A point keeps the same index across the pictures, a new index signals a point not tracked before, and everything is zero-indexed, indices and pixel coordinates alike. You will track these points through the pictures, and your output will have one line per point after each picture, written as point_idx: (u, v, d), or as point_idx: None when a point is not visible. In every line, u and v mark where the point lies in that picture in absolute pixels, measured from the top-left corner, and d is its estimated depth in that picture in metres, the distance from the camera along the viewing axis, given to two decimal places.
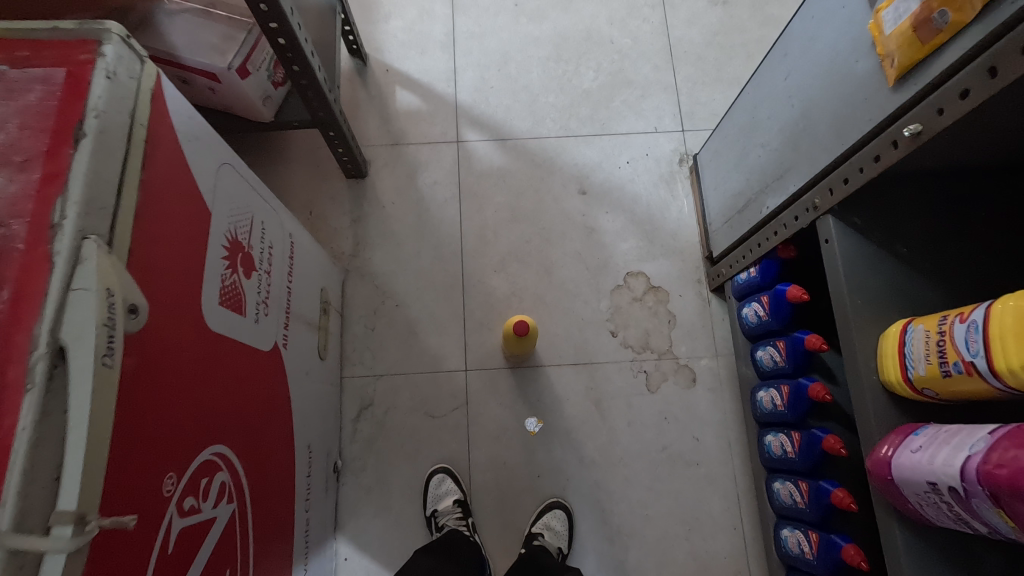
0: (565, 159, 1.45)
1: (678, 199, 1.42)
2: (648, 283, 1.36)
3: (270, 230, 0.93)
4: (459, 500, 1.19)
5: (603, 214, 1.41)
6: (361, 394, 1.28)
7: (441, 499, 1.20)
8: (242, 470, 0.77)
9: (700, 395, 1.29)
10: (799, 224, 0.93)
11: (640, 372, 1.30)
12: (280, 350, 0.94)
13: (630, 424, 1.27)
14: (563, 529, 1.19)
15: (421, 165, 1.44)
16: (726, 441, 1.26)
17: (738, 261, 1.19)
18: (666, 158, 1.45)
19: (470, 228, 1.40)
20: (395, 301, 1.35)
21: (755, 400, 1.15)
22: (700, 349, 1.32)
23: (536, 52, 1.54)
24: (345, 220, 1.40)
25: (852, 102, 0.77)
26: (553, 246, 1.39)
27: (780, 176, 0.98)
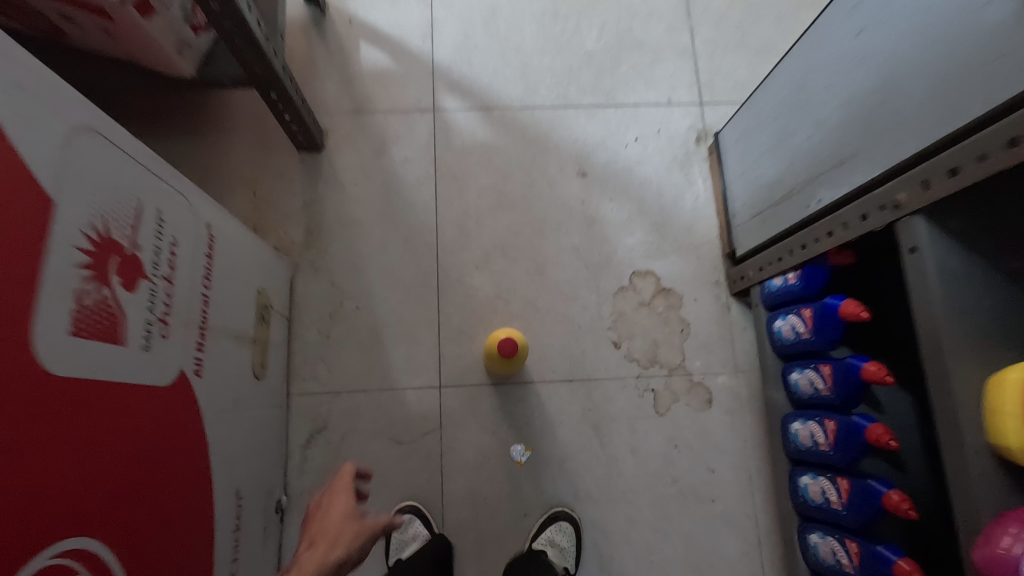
0: (563, 134, 1.22)
1: (695, 185, 1.20)
2: (658, 284, 1.15)
3: (174, 221, 0.69)
4: None
5: (606, 201, 1.19)
6: (313, 415, 1.07)
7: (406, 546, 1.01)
8: (117, 562, 0.55)
9: (717, 419, 1.09)
10: (868, 224, 0.72)
11: (647, 392, 1.10)
12: (190, 379, 0.72)
13: (634, 453, 1.07)
14: (569, 545, 1.01)
15: (390, 138, 1.20)
16: (746, 474, 1.07)
17: (771, 264, 0.98)
18: (681, 136, 1.23)
19: (447, 216, 1.17)
20: (355, 302, 1.12)
21: (786, 431, 0.96)
22: (717, 365, 1.12)
23: (530, 6, 1.29)
24: (296, 202, 1.16)
25: (982, 61, 0.56)
26: (546, 239, 1.17)
27: (842, 162, 0.77)
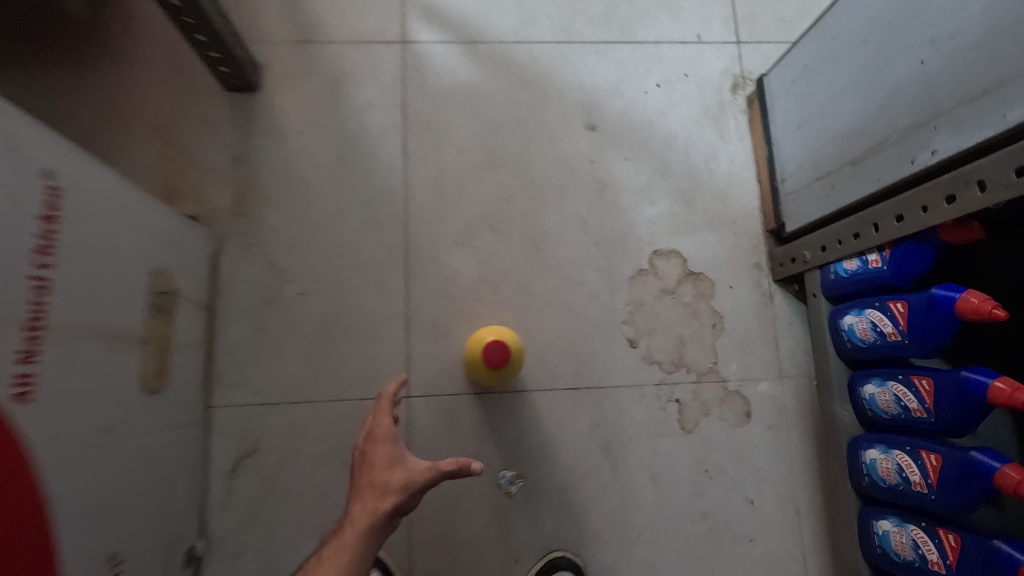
0: (566, 77, 0.97)
1: (729, 144, 0.96)
2: (684, 267, 0.92)
3: None
4: None
5: (620, 162, 0.95)
6: (242, 434, 0.82)
7: None
8: None
9: (757, 437, 0.87)
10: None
11: (670, 403, 0.87)
12: (12, 406, 0.46)
13: (654, 480, 0.85)
14: None
15: (346, 76, 0.94)
16: (794, 505, 0.86)
17: (843, 242, 0.74)
18: (713, 82, 0.98)
19: (420, 177, 0.92)
20: (298, 287, 0.87)
21: (855, 459, 0.74)
22: (757, 368, 0.89)
23: None
24: (223, 157, 0.90)
25: None
26: (545, 207, 0.92)
27: (983, 94, 0.54)
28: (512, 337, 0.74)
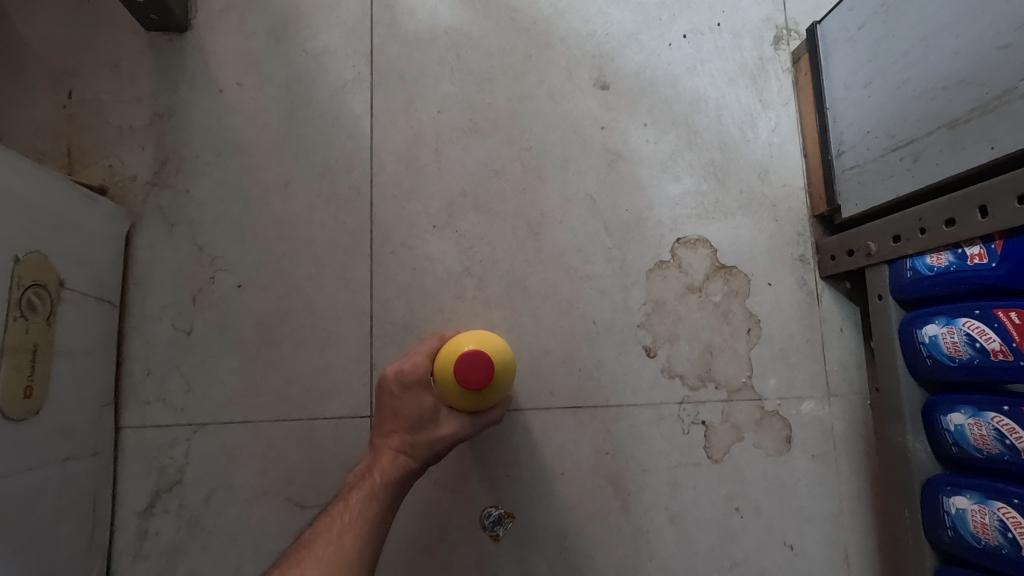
0: (572, 22, 0.79)
1: (771, 109, 0.79)
2: (713, 259, 0.75)
3: None
4: None
5: (637, 128, 0.77)
6: (159, 462, 0.65)
7: None
8: None
9: (799, 468, 0.71)
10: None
11: (694, 425, 0.71)
12: None
13: (674, 521, 0.69)
14: None
15: (300, 13, 0.75)
16: (843, 551, 0.70)
17: (927, 230, 0.58)
18: (751, 33, 0.81)
19: (390, 142, 0.74)
20: (235, 278, 0.69)
21: (933, 507, 0.59)
22: (801, 384, 0.73)
23: None
24: (142, 112, 0.71)
25: None
26: (545, 183, 0.75)
27: None
28: (494, 342, 0.56)
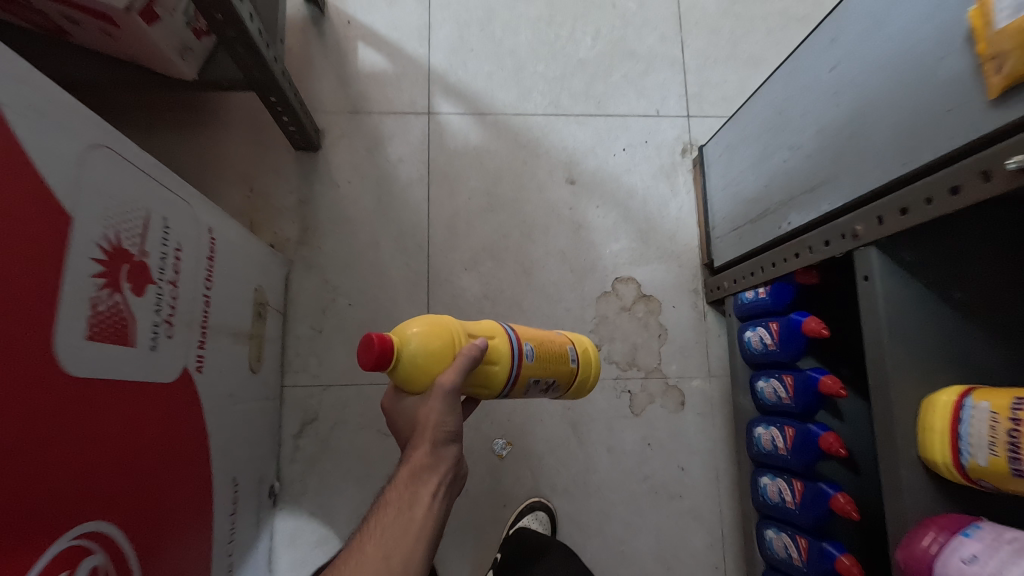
0: (553, 141, 1.26)
1: (679, 196, 1.25)
2: (639, 290, 1.20)
3: (178, 228, 0.73)
4: None
5: (592, 208, 1.23)
6: (305, 406, 1.12)
7: None
8: (129, 541, 0.61)
9: (689, 421, 1.15)
10: (937, 210, 0.59)
11: (624, 393, 1.16)
12: (193, 374, 0.77)
13: (610, 451, 1.14)
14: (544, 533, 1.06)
15: (385, 137, 1.23)
16: (714, 472, 1.14)
17: (747, 277, 1.03)
18: (668, 146, 1.27)
19: (439, 217, 1.21)
20: (347, 299, 1.16)
21: (751, 435, 1.03)
22: (692, 368, 1.18)
23: (525, 10, 1.32)
24: (292, 199, 1.19)
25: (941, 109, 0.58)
26: (533, 242, 1.21)
27: (812, 189, 0.81)
28: (419, 328, 0.67)
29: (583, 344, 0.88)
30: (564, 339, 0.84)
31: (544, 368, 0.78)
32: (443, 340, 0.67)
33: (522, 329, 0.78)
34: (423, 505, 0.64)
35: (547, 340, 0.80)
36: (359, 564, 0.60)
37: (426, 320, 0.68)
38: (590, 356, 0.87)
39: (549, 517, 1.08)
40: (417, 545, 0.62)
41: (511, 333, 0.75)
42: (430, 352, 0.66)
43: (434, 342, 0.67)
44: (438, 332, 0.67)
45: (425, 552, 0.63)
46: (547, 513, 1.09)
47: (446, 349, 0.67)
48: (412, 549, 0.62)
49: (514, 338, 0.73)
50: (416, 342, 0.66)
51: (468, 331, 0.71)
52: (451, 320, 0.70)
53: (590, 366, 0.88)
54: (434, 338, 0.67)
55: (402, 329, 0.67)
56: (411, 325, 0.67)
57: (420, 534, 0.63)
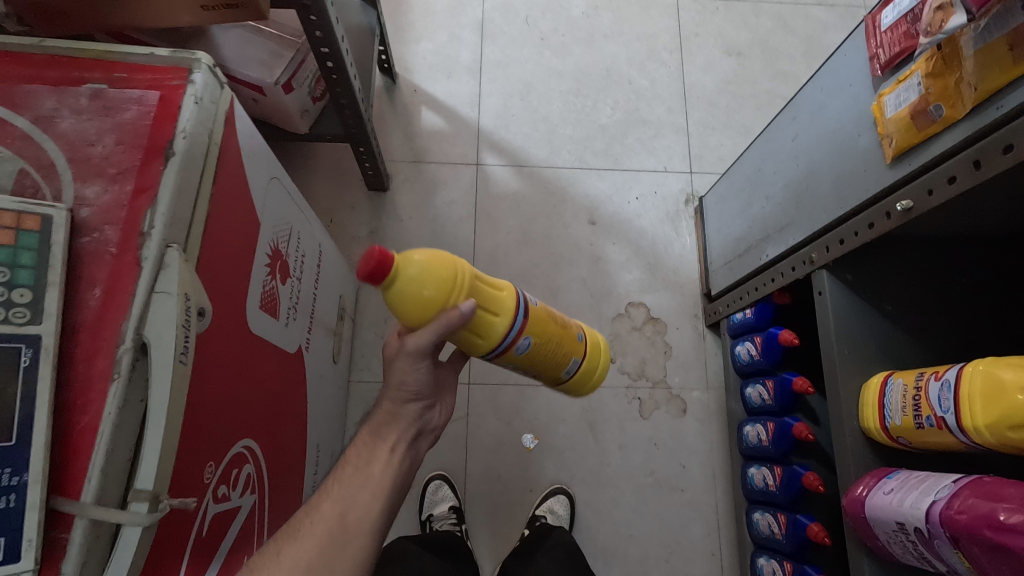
0: (577, 189, 1.53)
1: (682, 237, 1.50)
2: (648, 314, 1.43)
3: (304, 241, 0.98)
4: (453, 506, 1.25)
5: (610, 244, 1.48)
6: (366, 399, 1.34)
7: (436, 505, 1.26)
8: (264, 463, 0.83)
9: (689, 425, 1.35)
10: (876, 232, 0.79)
11: (634, 399, 1.36)
12: (303, 353, 1.00)
13: (621, 447, 1.33)
14: (565, 513, 1.25)
15: (441, 182, 1.51)
16: (711, 470, 1.33)
17: (737, 301, 1.25)
18: (673, 197, 1.54)
19: (482, 247, 1.46)
20: None
21: (741, 433, 1.23)
22: (692, 381, 1.39)
23: (557, 85, 1.62)
24: (364, 229, 1.45)
25: (863, 169, 0.82)
26: (559, 271, 1.45)
27: (781, 228, 1.05)
28: (423, 268, 0.67)
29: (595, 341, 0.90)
30: (575, 334, 0.84)
31: (538, 360, 0.80)
32: (440, 292, 0.68)
33: (536, 320, 0.77)
34: (380, 464, 0.72)
35: (549, 342, 0.78)
36: (314, 521, 0.67)
37: (438, 258, 0.68)
38: (598, 349, 0.89)
39: (568, 500, 1.27)
40: (374, 500, 0.70)
41: (518, 321, 0.74)
42: (419, 294, 0.68)
43: (431, 284, 0.68)
44: (437, 277, 0.68)
45: (382, 506, 0.70)
46: (566, 496, 1.28)
47: (437, 298, 0.68)
48: (368, 504, 0.69)
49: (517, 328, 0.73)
50: (415, 275, 0.67)
51: (472, 285, 0.71)
52: (463, 272, 0.69)
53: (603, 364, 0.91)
54: (430, 283, 0.67)
55: (410, 253, 0.68)
56: (420, 257, 0.68)
57: (377, 488, 0.71)
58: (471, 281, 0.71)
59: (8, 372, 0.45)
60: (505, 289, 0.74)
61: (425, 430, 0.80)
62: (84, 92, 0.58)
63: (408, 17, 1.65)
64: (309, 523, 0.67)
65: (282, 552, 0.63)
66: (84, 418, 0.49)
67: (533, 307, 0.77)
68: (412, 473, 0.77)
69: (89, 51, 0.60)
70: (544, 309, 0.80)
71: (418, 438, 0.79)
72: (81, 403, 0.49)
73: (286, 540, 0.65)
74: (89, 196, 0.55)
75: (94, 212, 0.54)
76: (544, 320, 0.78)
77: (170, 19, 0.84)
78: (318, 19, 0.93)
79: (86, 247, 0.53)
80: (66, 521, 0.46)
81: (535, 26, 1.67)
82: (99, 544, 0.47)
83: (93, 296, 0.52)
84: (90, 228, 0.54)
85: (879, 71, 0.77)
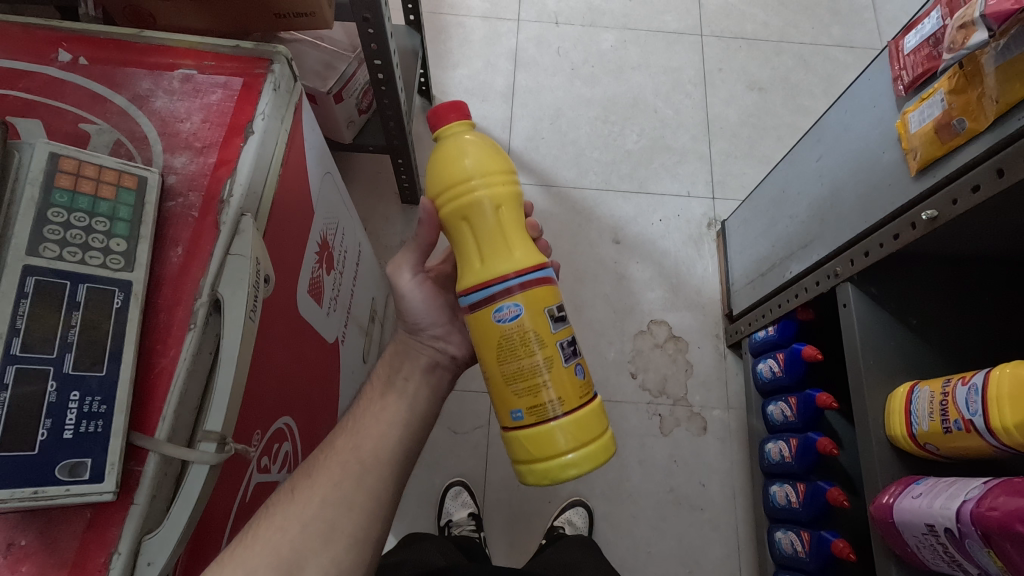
0: (602, 210, 1.58)
1: (704, 259, 1.53)
2: (670, 331, 1.46)
3: (347, 238, 1.03)
4: (472, 513, 1.25)
5: (633, 263, 1.52)
6: None
7: (455, 511, 1.26)
8: (299, 444, 0.85)
9: (710, 443, 1.35)
10: (903, 241, 0.81)
11: (654, 415, 1.37)
12: (338, 345, 1.03)
13: (641, 463, 1.33)
14: (584, 525, 1.24)
15: None
16: (731, 489, 1.32)
17: (758, 320, 1.27)
18: (696, 220, 1.58)
19: None
20: None
21: (762, 450, 1.23)
22: (713, 400, 1.39)
23: (586, 112, 1.69)
24: (396, 239, 1.50)
25: (887, 183, 0.86)
26: (584, 287, 1.49)
27: (806, 245, 1.08)
28: (456, 161, 0.69)
29: (537, 442, 0.67)
30: (530, 403, 0.66)
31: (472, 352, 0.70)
32: (454, 176, 0.69)
33: (481, 322, 0.66)
34: (394, 395, 0.77)
35: (481, 357, 0.68)
36: (329, 454, 0.69)
37: (486, 162, 0.69)
38: (578, 444, 0.67)
39: (587, 513, 1.27)
40: (390, 430, 0.73)
41: (458, 293, 0.69)
42: (441, 168, 0.70)
43: (448, 171, 0.69)
44: (460, 169, 0.69)
45: (399, 436, 0.74)
46: (585, 509, 1.27)
47: (445, 179, 0.69)
48: (383, 435, 0.72)
49: (467, 279, 0.68)
50: (452, 153, 0.70)
51: (489, 204, 0.69)
52: (488, 185, 0.69)
53: (521, 472, 0.68)
54: (447, 172, 0.69)
55: (476, 137, 0.70)
56: (460, 146, 0.70)
57: (393, 421, 0.74)
58: (473, 201, 0.69)
59: (103, 310, 0.49)
60: (483, 266, 0.68)
61: (441, 363, 0.84)
62: (176, 76, 0.65)
63: (447, 45, 1.75)
64: (325, 459, 0.69)
65: (297, 489, 0.65)
66: (163, 361, 0.52)
67: (489, 318, 0.66)
68: (430, 411, 0.80)
69: (182, 42, 0.67)
70: (508, 343, 0.65)
71: (434, 373, 0.83)
72: (161, 347, 0.53)
73: (301, 478, 0.67)
74: (178, 165, 0.60)
75: (180, 179, 0.59)
76: (490, 334, 0.66)
77: (244, 28, 0.92)
78: (375, 32, 1.01)
79: (172, 210, 0.58)
80: (141, 455, 0.49)
81: (566, 56, 1.76)
82: (168, 480, 0.50)
83: (175, 254, 0.56)
84: (177, 193, 0.59)
85: (903, 91, 0.82)
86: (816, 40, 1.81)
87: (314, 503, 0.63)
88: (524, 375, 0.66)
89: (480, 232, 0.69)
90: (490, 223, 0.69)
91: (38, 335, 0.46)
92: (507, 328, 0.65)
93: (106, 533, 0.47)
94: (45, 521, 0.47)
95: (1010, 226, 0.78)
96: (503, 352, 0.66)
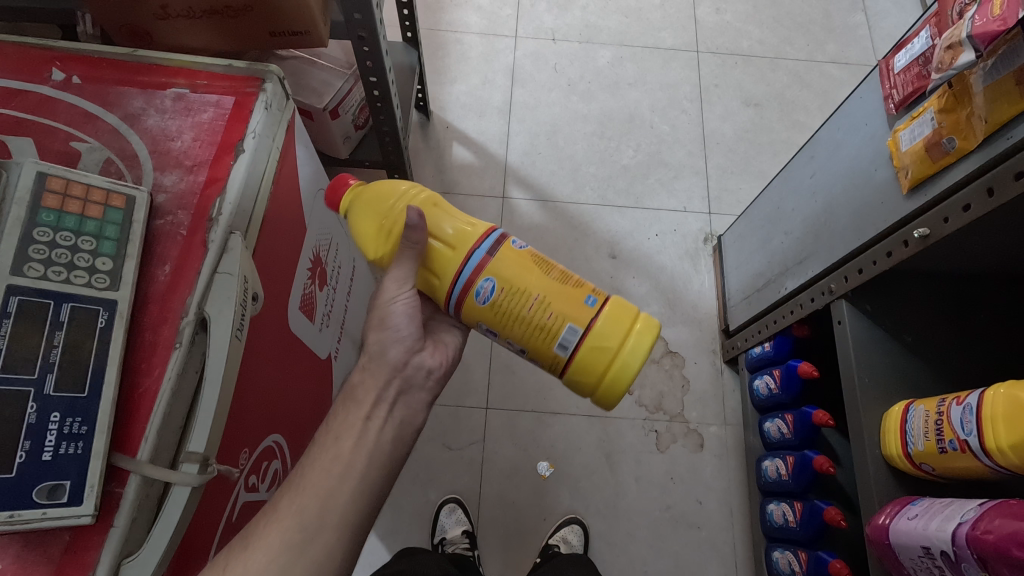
0: (599, 225, 1.58)
1: (701, 274, 1.53)
2: (666, 347, 1.45)
3: (341, 253, 1.03)
4: (466, 531, 1.24)
5: (629, 278, 1.52)
6: None
7: (449, 529, 1.24)
8: (289, 461, 0.84)
9: (706, 460, 1.34)
10: (896, 259, 0.81)
11: (651, 431, 1.36)
12: (331, 361, 1.03)
13: (637, 480, 1.32)
14: (579, 544, 1.23)
15: (469, 213, 1.57)
16: (728, 508, 1.31)
17: (754, 335, 1.27)
18: (693, 235, 1.58)
19: None
20: None
21: (760, 468, 1.22)
22: (710, 417, 1.38)
23: (583, 127, 1.70)
24: None
25: (880, 201, 0.86)
26: None
27: (801, 261, 1.07)
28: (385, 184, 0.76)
29: (609, 331, 0.69)
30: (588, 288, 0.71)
31: (509, 304, 0.69)
32: (394, 201, 0.74)
33: (511, 254, 0.70)
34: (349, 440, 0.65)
35: (523, 288, 0.68)
36: (270, 519, 0.59)
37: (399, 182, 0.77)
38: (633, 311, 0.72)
39: (583, 530, 1.25)
40: (342, 486, 0.62)
41: (466, 262, 0.69)
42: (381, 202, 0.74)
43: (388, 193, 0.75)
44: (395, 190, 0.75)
45: (353, 492, 0.63)
46: (581, 527, 1.26)
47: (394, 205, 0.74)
48: (335, 492, 0.62)
49: (474, 242, 0.70)
50: (374, 190, 0.76)
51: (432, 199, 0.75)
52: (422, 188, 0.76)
53: (624, 360, 0.68)
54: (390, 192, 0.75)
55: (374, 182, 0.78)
56: (375, 187, 0.76)
57: (346, 474, 0.63)
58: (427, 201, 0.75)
59: (86, 330, 0.49)
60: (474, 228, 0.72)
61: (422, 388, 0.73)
62: (169, 95, 0.65)
63: (445, 61, 1.76)
64: (264, 527, 0.58)
65: (230, 564, 0.55)
66: (148, 380, 0.52)
67: (512, 245, 0.71)
68: (395, 454, 0.68)
69: (175, 60, 0.67)
70: (539, 255, 0.71)
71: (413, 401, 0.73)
72: (146, 366, 0.52)
73: (235, 550, 0.56)
74: (167, 184, 0.60)
75: (169, 198, 0.60)
76: (524, 259, 0.70)
77: (240, 46, 0.92)
78: (371, 50, 1.02)
79: (160, 228, 0.58)
80: (123, 476, 0.48)
81: (563, 72, 1.77)
82: (149, 502, 0.49)
83: (163, 272, 0.56)
84: (165, 212, 0.59)
85: (894, 109, 0.82)
86: (812, 56, 1.83)
87: (262, 561, 0.56)
88: (567, 273, 0.71)
89: (448, 209, 0.74)
90: (445, 205, 0.75)
91: (20, 354, 0.46)
92: (527, 250, 0.71)
93: (84, 556, 0.46)
94: (23, 544, 0.46)
95: (1004, 244, 0.78)
96: (542, 264, 0.70)
